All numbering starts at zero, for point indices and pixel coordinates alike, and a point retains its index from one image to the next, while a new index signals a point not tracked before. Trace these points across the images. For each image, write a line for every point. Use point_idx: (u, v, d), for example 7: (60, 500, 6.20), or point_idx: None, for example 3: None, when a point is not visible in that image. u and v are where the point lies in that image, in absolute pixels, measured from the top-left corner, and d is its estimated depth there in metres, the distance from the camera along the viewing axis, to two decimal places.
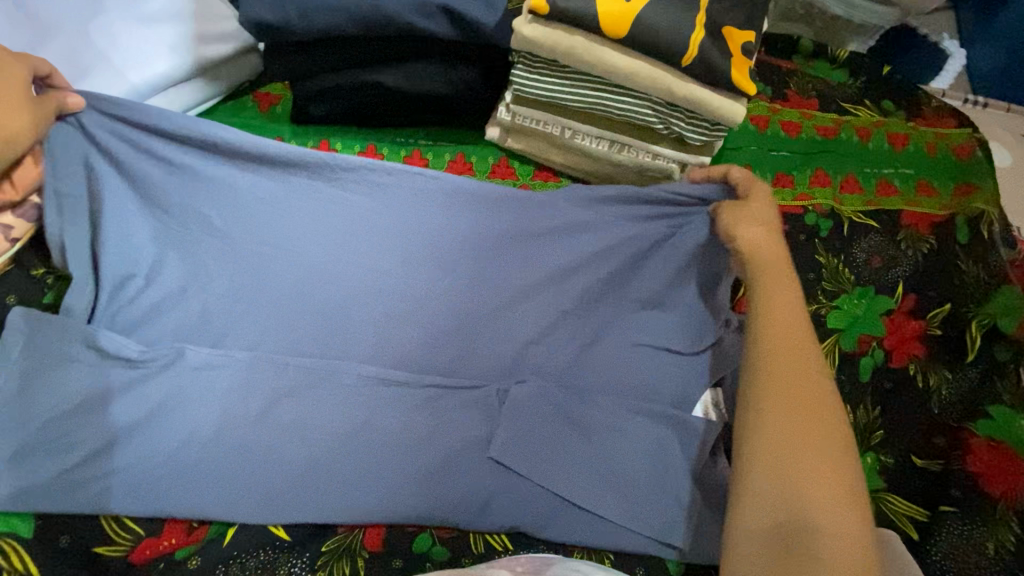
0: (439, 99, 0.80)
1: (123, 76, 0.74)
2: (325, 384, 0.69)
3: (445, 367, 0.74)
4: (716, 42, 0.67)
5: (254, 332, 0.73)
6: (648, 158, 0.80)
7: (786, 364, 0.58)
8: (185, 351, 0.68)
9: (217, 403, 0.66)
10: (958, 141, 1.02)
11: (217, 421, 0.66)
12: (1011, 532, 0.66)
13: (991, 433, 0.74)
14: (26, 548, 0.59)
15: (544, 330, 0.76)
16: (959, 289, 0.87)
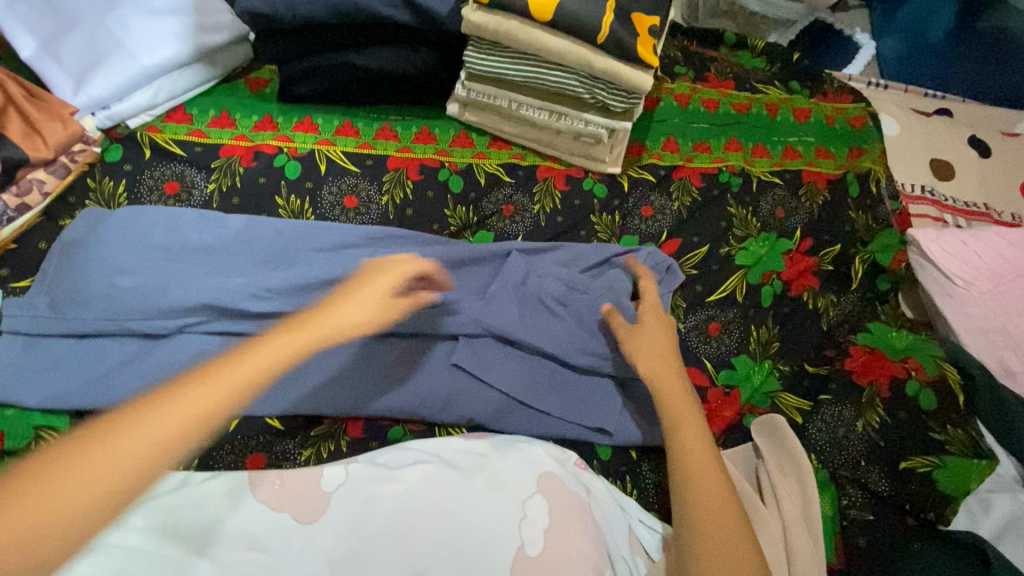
0: (405, 77, 0.96)
1: (136, 59, 0.90)
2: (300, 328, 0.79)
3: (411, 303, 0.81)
4: (624, 24, 0.83)
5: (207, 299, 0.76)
6: (581, 125, 0.95)
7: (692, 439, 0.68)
8: (156, 326, 0.76)
9: (214, 334, 0.78)
10: (854, 114, 1.20)
11: (210, 347, 0.77)
12: (876, 415, 0.83)
13: (869, 342, 0.91)
14: (63, 437, 0.73)
15: (507, 288, 0.84)
16: (851, 234, 1.04)
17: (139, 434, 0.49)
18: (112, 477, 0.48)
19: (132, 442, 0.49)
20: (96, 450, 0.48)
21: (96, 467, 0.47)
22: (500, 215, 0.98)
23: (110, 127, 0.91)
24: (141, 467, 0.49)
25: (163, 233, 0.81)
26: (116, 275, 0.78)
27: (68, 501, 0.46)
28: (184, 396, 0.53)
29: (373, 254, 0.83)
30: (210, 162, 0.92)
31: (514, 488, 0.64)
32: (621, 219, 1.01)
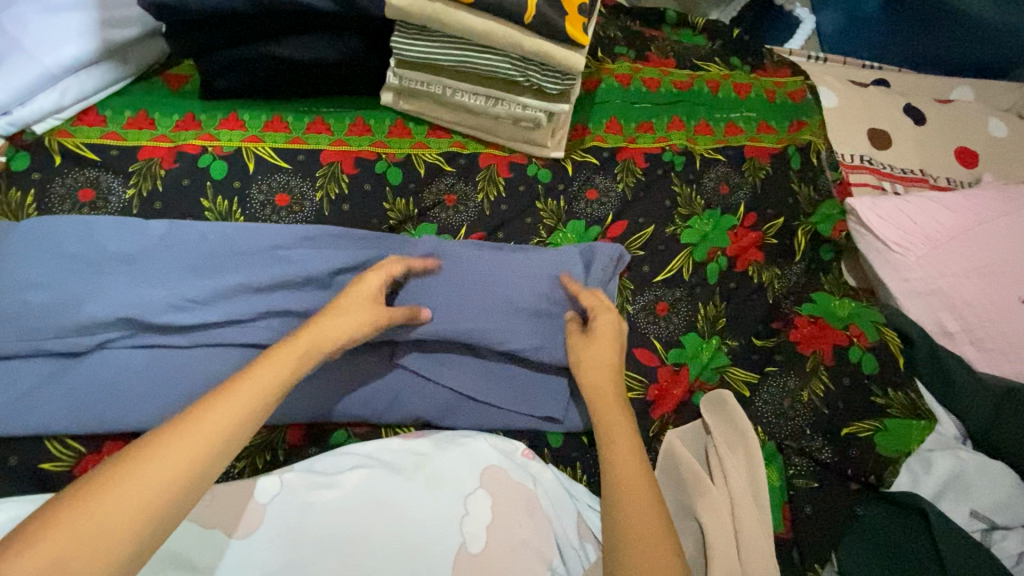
0: (332, 67, 0.92)
1: (37, 61, 0.84)
2: (228, 334, 0.75)
3: None
4: (551, 3, 0.81)
5: (129, 309, 0.72)
6: (519, 109, 0.93)
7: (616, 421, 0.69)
8: (74, 340, 0.71)
9: (138, 346, 0.74)
10: (794, 88, 1.21)
11: (135, 360, 0.73)
12: (822, 382, 0.85)
13: (813, 313, 0.93)
14: None
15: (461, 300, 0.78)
16: (794, 207, 1.05)
17: (176, 450, 0.47)
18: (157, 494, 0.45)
19: (171, 458, 0.46)
20: (143, 476, 0.45)
21: (150, 480, 0.45)
22: (443, 206, 0.96)
23: (14, 133, 0.85)
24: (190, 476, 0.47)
25: (72, 243, 0.76)
26: (24, 291, 0.72)
27: (119, 518, 0.43)
28: (228, 404, 0.51)
29: (307, 258, 0.79)
30: (128, 165, 0.87)
31: (455, 484, 0.62)
32: (567, 203, 0.99)
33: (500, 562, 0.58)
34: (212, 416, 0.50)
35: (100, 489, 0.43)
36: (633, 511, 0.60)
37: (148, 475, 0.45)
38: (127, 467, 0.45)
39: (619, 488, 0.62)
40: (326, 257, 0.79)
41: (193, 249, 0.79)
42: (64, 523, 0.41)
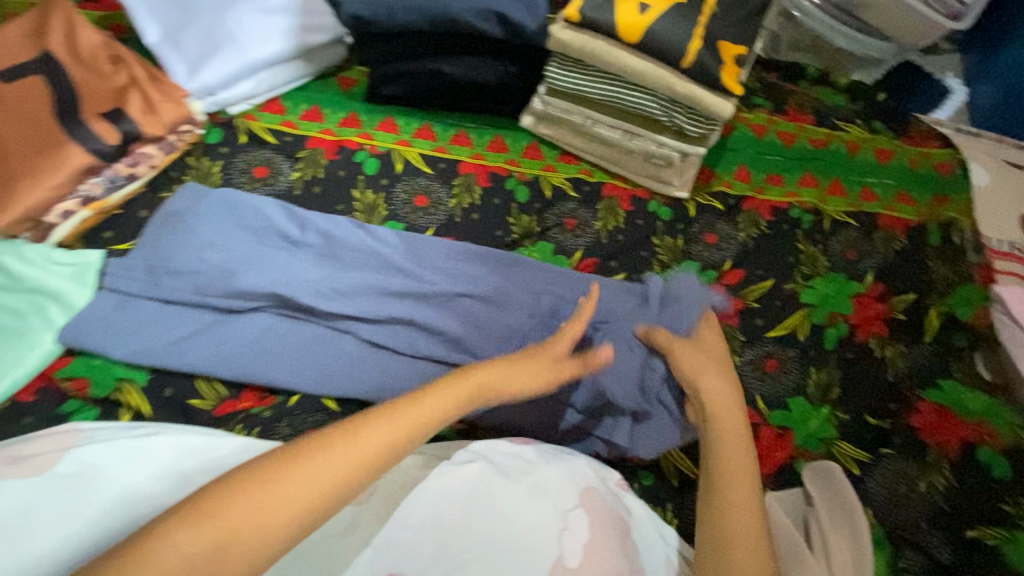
0: (487, 87, 0.99)
1: (244, 52, 0.95)
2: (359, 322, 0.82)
3: (465, 322, 0.82)
4: (712, 53, 0.83)
5: (284, 281, 0.81)
6: (654, 146, 0.96)
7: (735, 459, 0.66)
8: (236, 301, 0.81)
9: (284, 312, 0.82)
10: (939, 160, 1.14)
11: (279, 325, 0.81)
12: (943, 476, 0.80)
13: (938, 399, 0.87)
14: (140, 392, 0.78)
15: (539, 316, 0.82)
16: (926, 284, 0.99)
17: (327, 463, 0.48)
18: (300, 505, 0.47)
19: (320, 470, 0.48)
20: (291, 481, 0.47)
21: (298, 488, 0.47)
22: (563, 228, 0.99)
23: (214, 112, 0.97)
24: (330, 493, 0.48)
25: (247, 216, 0.87)
26: (205, 248, 0.83)
27: (274, 516, 0.45)
28: (385, 430, 0.52)
29: (435, 274, 0.85)
30: (298, 152, 0.98)
31: (557, 497, 0.64)
32: (685, 243, 1.00)
33: None
34: (363, 438, 0.51)
35: (257, 485, 0.46)
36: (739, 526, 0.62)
37: (294, 482, 0.47)
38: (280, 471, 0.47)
39: (728, 535, 0.61)
40: (452, 278, 0.86)
41: (341, 239, 0.87)
42: (226, 507, 0.45)
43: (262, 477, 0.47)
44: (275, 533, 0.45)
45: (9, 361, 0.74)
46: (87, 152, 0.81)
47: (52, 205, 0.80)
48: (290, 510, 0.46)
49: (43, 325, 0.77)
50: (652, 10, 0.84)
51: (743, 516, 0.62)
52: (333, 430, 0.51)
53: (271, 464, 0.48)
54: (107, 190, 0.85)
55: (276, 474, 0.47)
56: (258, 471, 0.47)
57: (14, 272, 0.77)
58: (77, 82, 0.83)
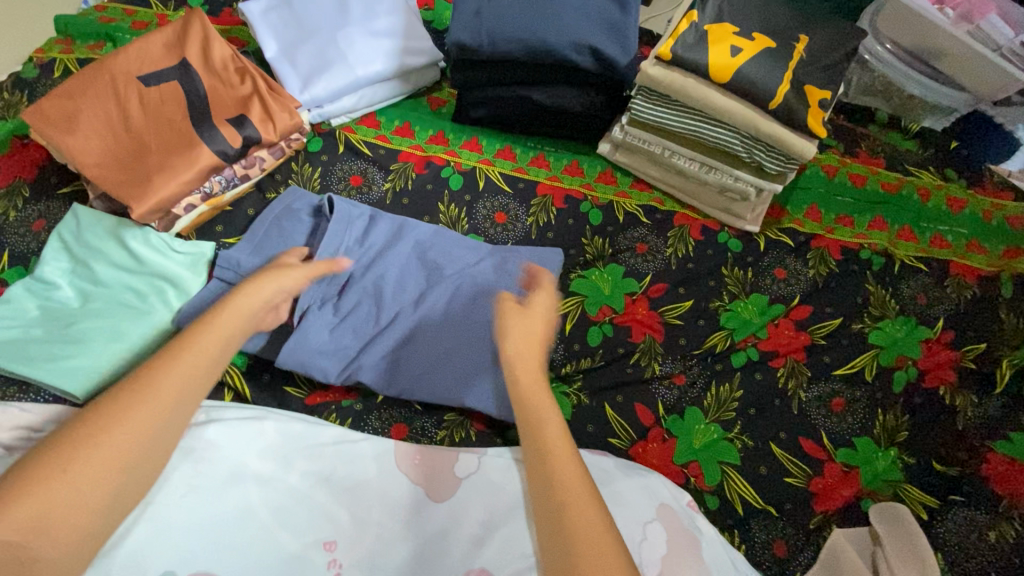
0: (571, 115, 1.04)
1: (352, 70, 1.02)
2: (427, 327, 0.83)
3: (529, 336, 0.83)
4: (798, 96, 0.87)
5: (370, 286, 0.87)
6: (730, 180, 0.99)
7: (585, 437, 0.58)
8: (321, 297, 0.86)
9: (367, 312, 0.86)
10: (1014, 213, 1.13)
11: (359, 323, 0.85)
12: (1012, 528, 0.80)
13: (1009, 451, 0.86)
14: (242, 375, 0.84)
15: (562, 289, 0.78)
16: (998, 335, 0.98)
17: (129, 402, 0.47)
18: (111, 466, 0.45)
19: (139, 415, 0.47)
20: (92, 447, 0.44)
21: (128, 432, 0.46)
22: (634, 252, 1.03)
23: (318, 122, 1.06)
24: (157, 432, 0.48)
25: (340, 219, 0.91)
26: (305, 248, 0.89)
27: (115, 459, 0.45)
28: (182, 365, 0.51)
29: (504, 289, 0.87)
30: (390, 164, 1.04)
31: (636, 510, 0.67)
32: (753, 276, 1.02)
33: None
34: (164, 381, 0.50)
35: (123, 428, 0.46)
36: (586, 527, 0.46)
37: (115, 441, 0.45)
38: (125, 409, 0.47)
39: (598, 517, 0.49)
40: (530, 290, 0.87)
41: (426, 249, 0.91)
42: (92, 458, 0.44)
43: (71, 455, 0.44)
44: (111, 480, 0.45)
45: (133, 335, 0.79)
46: (214, 153, 0.88)
47: (179, 199, 0.87)
48: (106, 474, 0.45)
49: (162, 304, 0.83)
50: (743, 53, 0.88)
51: (595, 519, 0.47)
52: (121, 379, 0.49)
53: (106, 406, 0.47)
54: (223, 188, 0.93)
55: (86, 447, 0.45)
56: (67, 446, 0.44)
57: (141, 255, 0.85)
58: (208, 90, 0.92)
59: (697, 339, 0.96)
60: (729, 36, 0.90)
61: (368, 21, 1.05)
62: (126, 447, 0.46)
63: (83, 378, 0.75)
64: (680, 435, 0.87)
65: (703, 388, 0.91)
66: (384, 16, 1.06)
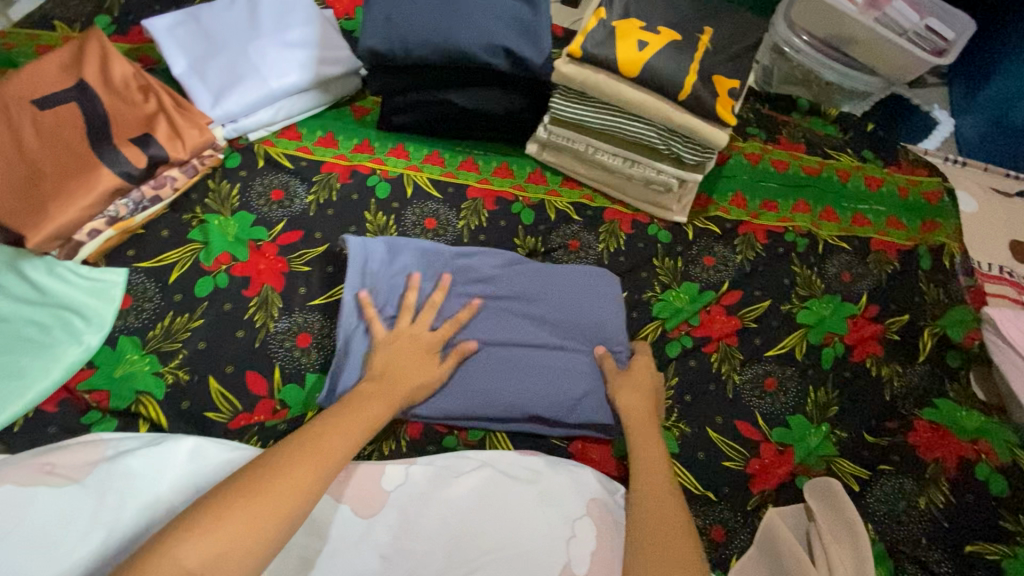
0: (494, 116, 1.04)
1: (266, 83, 1.00)
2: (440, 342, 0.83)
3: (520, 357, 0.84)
4: (706, 86, 0.89)
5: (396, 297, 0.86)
6: (654, 173, 1.00)
7: (646, 443, 0.72)
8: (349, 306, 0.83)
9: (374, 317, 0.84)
10: (929, 188, 1.17)
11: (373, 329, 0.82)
12: (940, 493, 0.81)
13: (935, 418, 0.89)
14: (158, 404, 0.80)
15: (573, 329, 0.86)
16: (920, 307, 1.01)
17: (280, 484, 0.53)
18: (285, 506, 0.52)
19: (284, 486, 0.53)
20: (270, 489, 0.52)
21: (266, 503, 0.51)
22: (566, 249, 1.03)
23: (234, 138, 1.02)
24: (291, 504, 0.53)
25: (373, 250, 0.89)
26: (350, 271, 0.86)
27: (250, 531, 0.49)
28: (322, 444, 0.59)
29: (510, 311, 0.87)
30: (313, 176, 1.02)
31: (566, 506, 0.67)
32: (684, 265, 1.03)
33: None
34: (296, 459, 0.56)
35: (240, 500, 0.51)
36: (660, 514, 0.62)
37: (262, 511, 0.51)
38: (247, 488, 0.52)
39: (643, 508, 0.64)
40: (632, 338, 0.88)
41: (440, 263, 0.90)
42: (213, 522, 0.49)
43: (218, 519, 0.49)
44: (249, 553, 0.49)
45: (34, 372, 0.77)
46: (117, 174, 0.85)
47: (82, 224, 0.83)
48: (242, 540, 0.49)
49: (67, 340, 0.80)
50: (650, 47, 0.90)
51: (669, 525, 0.61)
52: (289, 445, 0.58)
53: (231, 491, 0.52)
54: (132, 211, 0.89)
55: (230, 511, 0.50)
56: (210, 517, 0.49)
57: (41, 287, 0.81)
58: (109, 111, 0.88)
59: (631, 331, 0.96)
60: (635, 31, 0.91)
61: (281, 33, 1.03)
62: (259, 517, 0.50)
63: None
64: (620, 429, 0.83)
65: None
66: (297, 27, 1.04)
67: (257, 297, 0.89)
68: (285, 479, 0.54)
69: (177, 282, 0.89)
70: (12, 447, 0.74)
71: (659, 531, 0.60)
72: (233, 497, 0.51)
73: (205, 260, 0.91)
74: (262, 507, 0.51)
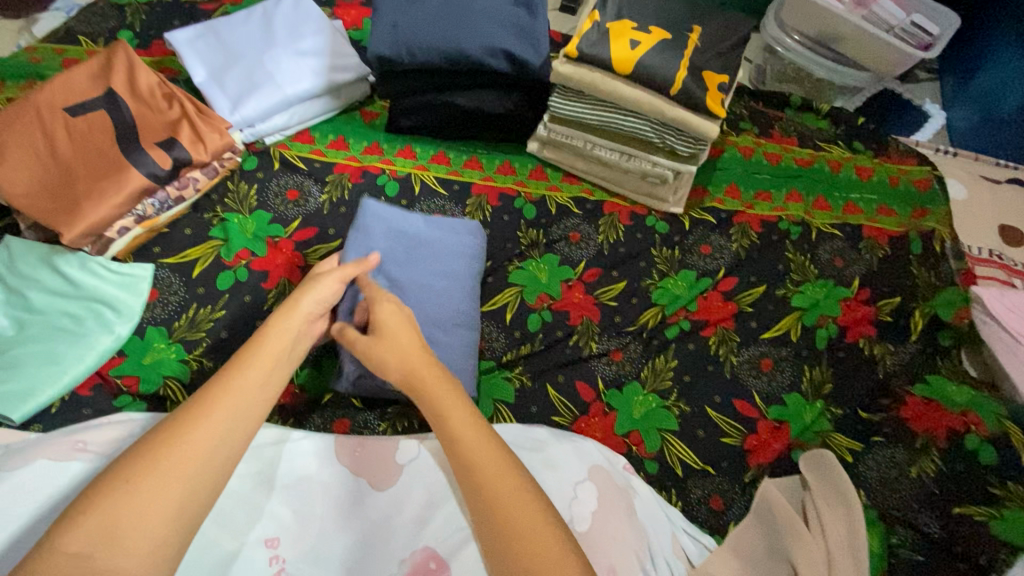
0: (496, 116, 1.10)
1: (281, 89, 1.06)
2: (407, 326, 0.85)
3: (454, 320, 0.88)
4: (696, 81, 0.94)
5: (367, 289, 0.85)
6: (649, 166, 1.05)
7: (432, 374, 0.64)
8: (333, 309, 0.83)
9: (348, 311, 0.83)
10: (918, 176, 1.21)
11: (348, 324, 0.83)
12: (932, 461, 0.84)
13: (926, 393, 0.92)
14: (184, 388, 0.85)
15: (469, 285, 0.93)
16: (910, 289, 1.05)
17: (173, 460, 0.49)
18: (184, 479, 0.49)
19: (175, 462, 0.49)
20: (160, 466, 0.49)
21: (160, 480, 0.48)
22: (567, 241, 1.07)
23: (251, 142, 1.08)
24: (193, 474, 0.50)
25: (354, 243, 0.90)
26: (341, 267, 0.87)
27: (151, 513, 0.47)
28: (222, 410, 0.53)
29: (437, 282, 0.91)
30: (326, 177, 1.08)
31: (569, 471, 0.72)
32: (680, 254, 1.08)
33: (604, 548, 0.65)
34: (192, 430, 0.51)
35: (139, 476, 0.48)
36: (521, 510, 0.53)
37: (150, 493, 0.47)
38: (137, 470, 0.48)
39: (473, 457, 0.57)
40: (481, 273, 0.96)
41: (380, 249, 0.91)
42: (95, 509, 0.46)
43: (108, 501, 0.46)
44: (157, 531, 0.47)
45: (68, 359, 0.82)
46: (145, 175, 0.90)
47: (113, 222, 0.89)
48: (145, 522, 0.46)
49: (100, 329, 0.85)
50: (642, 46, 0.95)
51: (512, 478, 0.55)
52: (188, 406, 0.53)
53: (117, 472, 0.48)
54: (158, 210, 0.95)
55: (117, 496, 0.47)
56: (94, 501, 0.46)
57: (75, 281, 0.87)
58: (136, 117, 0.95)
59: (631, 316, 1.00)
60: (629, 31, 0.96)
61: (295, 44, 1.09)
62: (162, 497, 0.48)
63: (19, 402, 0.77)
64: (620, 408, 0.91)
65: (640, 362, 0.95)
66: (309, 38, 1.10)
67: (275, 289, 0.94)
68: (186, 449, 0.50)
69: (200, 276, 0.95)
70: (50, 428, 0.79)
71: (512, 510, 0.53)
72: (111, 481, 0.47)
73: (226, 256, 0.97)
74: (153, 487, 0.48)
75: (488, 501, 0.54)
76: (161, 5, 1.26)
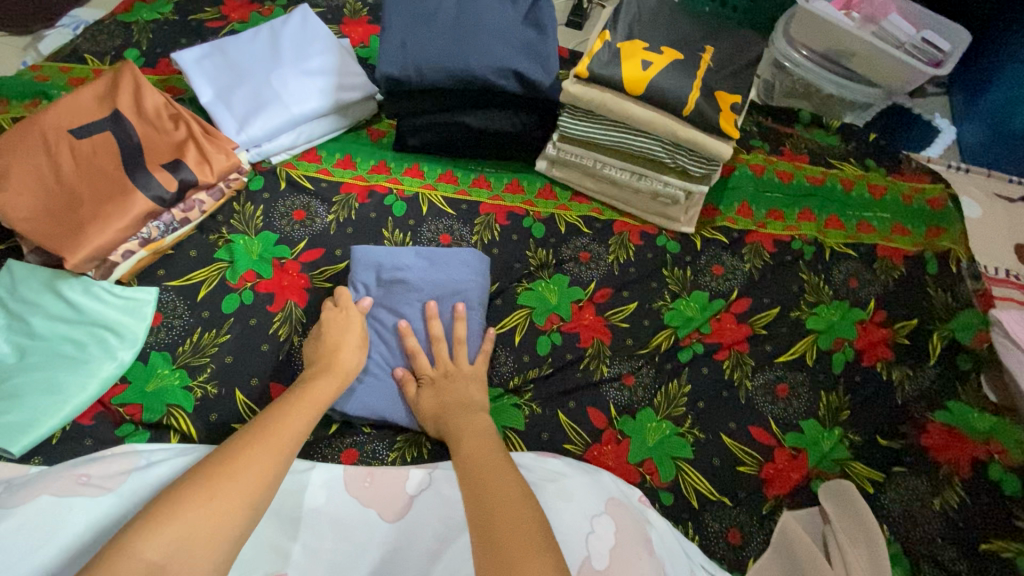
0: (505, 135, 1.08)
1: (287, 109, 1.04)
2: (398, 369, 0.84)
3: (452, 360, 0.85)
4: (709, 101, 0.92)
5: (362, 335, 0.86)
6: (661, 185, 1.04)
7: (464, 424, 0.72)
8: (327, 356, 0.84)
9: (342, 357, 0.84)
10: (932, 195, 1.18)
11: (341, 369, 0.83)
12: (956, 494, 0.83)
13: (947, 420, 0.90)
14: (188, 417, 0.83)
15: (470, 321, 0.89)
16: (928, 310, 1.03)
17: (240, 479, 0.52)
18: (248, 500, 0.51)
19: (244, 480, 0.52)
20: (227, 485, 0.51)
21: (226, 497, 0.50)
22: (576, 261, 1.06)
23: (257, 161, 1.07)
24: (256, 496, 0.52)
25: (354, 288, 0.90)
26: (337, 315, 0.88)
27: (219, 527, 0.49)
28: (278, 439, 0.58)
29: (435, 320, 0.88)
30: (332, 197, 1.06)
31: (585, 504, 0.70)
32: (692, 274, 1.06)
33: None
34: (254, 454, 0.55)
35: (205, 491, 0.50)
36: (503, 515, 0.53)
37: (218, 508, 0.50)
38: (203, 487, 0.50)
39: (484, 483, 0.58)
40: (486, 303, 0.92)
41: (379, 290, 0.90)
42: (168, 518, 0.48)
43: (177, 511, 0.48)
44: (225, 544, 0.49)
45: (71, 387, 0.80)
46: (150, 199, 0.89)
47: (117, 246, 0.88)
48: (211, 536, 0.48)
49: (103, 355, 0.84)
50: (654, 66, 0.94)
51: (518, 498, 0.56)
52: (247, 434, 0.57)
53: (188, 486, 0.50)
54: (163, 233, 0.94)
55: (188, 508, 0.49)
56: (164, 511, 0.48)
57: (78, 306, 0.85)
58: (142, 139, 0.94)
59: (643, 340, 0.98)
60: (639, 51, 0.95)
61: (302, 63, 1.08)
62: (229, 510, 0.50)
63: (19, 434, 0.76)
64: (633, 435, 0.89)
65: (652, 388, 0.93)
66: (317, 56, 1.09)
67: (280, 313, 0.92)
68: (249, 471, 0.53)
69: (206, 300, 0.93)
70: (51, 459, 0.78)
71: (503, 524, 0.52)
72: (180, 494, 0.49)
73: (231, 278, 0.95)
74: (222, 502, 0.50)
75: (477, 512, 0.55)
76: (167, 23, 1.26)
